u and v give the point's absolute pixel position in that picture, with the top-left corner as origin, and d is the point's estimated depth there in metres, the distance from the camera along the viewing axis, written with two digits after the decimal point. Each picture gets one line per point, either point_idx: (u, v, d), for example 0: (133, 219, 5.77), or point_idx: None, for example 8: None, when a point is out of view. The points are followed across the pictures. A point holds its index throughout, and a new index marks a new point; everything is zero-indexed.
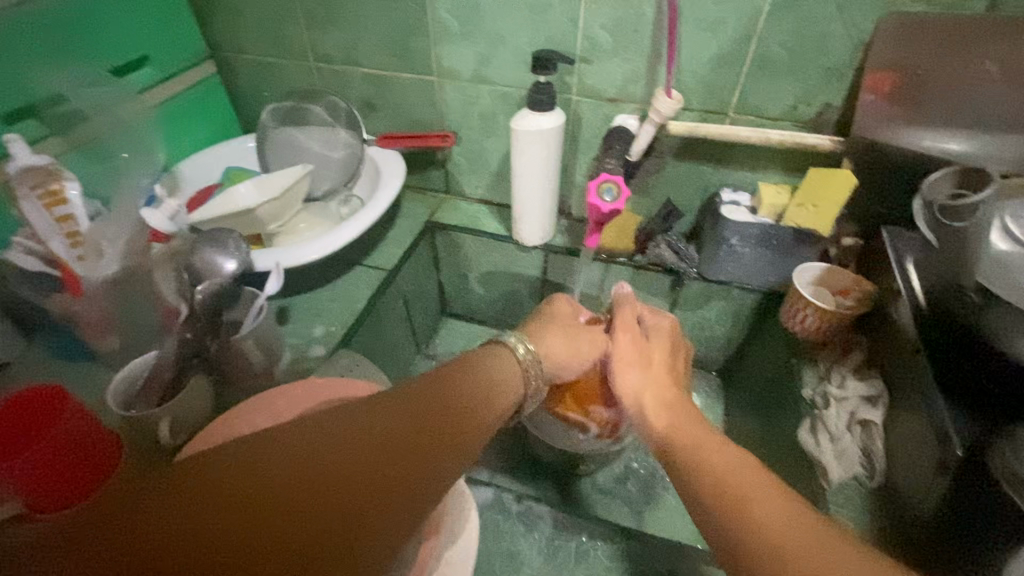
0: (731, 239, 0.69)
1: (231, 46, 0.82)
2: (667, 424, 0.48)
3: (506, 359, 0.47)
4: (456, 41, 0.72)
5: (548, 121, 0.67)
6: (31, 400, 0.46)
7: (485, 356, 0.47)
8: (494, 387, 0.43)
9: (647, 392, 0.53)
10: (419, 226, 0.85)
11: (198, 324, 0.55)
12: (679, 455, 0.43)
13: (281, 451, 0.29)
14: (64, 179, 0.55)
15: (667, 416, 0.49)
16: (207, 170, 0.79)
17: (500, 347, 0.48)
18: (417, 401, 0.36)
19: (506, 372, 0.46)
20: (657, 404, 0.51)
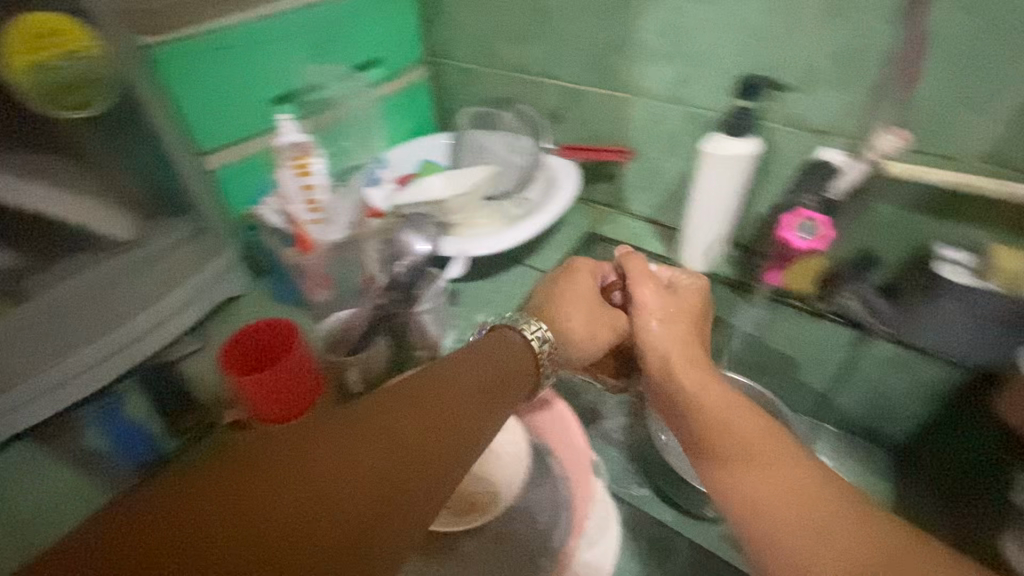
0: (941, 300, 0.61)
1: (445, 53, 0.92)
2: (742, 435, 0.45)
3: (515, 343, 0.50)
4: (656, 61, 0.73)
5: (742, 147, 0.65)
6: (267, 329, 0.56)
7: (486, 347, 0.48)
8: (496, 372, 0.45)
9: (674, 353, 0.54)
10: (581, 235, 0.87)
11: (392, 294, 0.63)
12: (759, 495, 0.42)
13: (291, 458, 0.32)
14: (312, 154, 0.65)
15: (739, 420, 0.47)
16: (408, 159, 0.90)
17: (513, 334, 0.51)
18: (417, 392, 0.39)
19: (513, 363, 0.48)
20: (702, 375, 0.52)
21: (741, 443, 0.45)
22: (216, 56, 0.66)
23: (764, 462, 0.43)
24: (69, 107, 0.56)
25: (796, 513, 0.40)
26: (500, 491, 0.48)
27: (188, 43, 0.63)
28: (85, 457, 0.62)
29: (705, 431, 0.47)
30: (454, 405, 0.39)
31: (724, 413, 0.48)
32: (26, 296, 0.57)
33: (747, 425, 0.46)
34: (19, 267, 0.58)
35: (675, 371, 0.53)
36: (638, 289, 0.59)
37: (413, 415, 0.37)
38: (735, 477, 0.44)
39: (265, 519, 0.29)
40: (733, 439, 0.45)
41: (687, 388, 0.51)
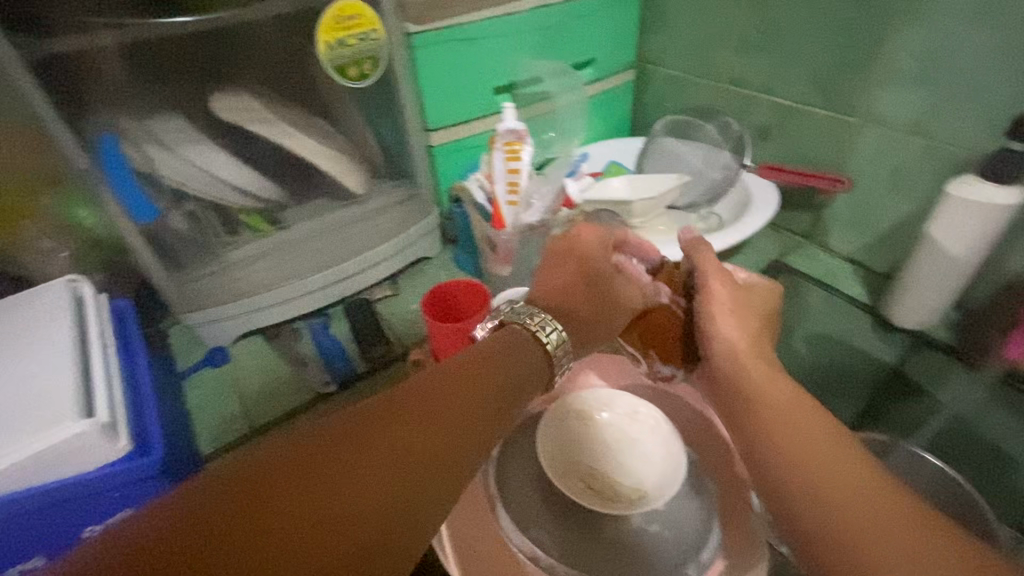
0: None
1: (655, 59, 0.93)
2: (785, 413, 0.45)
3: (522, 348, 0.48)
4: (903, 86, 0.65)
5: (1003, 197, 0.56)
6: (463, 288, 0.64)
7: (500, 351, 0.46)
8: (511, 378, 0.44)
9: (742, 351, 0.50)
10: (765, 262, 0.81)
11: None
12: (803, 469, 0.42)
13: (309, 464, 0.32)
14: (524, 141, 0.72)
15: (786, 404, 0.46)
16: (598, 159, 0.93)
17: (522, 337, 0.48)
18: (436, 398, 0.39)
19: (527, 366, 0.47)
20: (767, 373, 0.49)
21: (784, 421, 0.45)
22: (461, 46, 0.75)
23: (813, 453, 0.42)
24: (351, 78, 0.68)
25: (843, 490, 0.39)
26: (646, 489, 0.50)
27: (443, 33, 0.73)
28: (297, 356, 0.75)
29: (754, 412, 0.47)
30: (457, 420, 0.38)
31: (775, 396, 0.47)
32: (285, 225, 0.75)
33: (796, 410, 0.45)
34: (279, 203, 0.74)
35: (743, 360, 0.50)
36: (706, 282, 0.54)
37: (426, 423, 0.37)
38: (781, 451, 0.43)
39: (276, 566, 0.28)
40: (780, 421, 0.45)
41: (750, 378, 0.49)
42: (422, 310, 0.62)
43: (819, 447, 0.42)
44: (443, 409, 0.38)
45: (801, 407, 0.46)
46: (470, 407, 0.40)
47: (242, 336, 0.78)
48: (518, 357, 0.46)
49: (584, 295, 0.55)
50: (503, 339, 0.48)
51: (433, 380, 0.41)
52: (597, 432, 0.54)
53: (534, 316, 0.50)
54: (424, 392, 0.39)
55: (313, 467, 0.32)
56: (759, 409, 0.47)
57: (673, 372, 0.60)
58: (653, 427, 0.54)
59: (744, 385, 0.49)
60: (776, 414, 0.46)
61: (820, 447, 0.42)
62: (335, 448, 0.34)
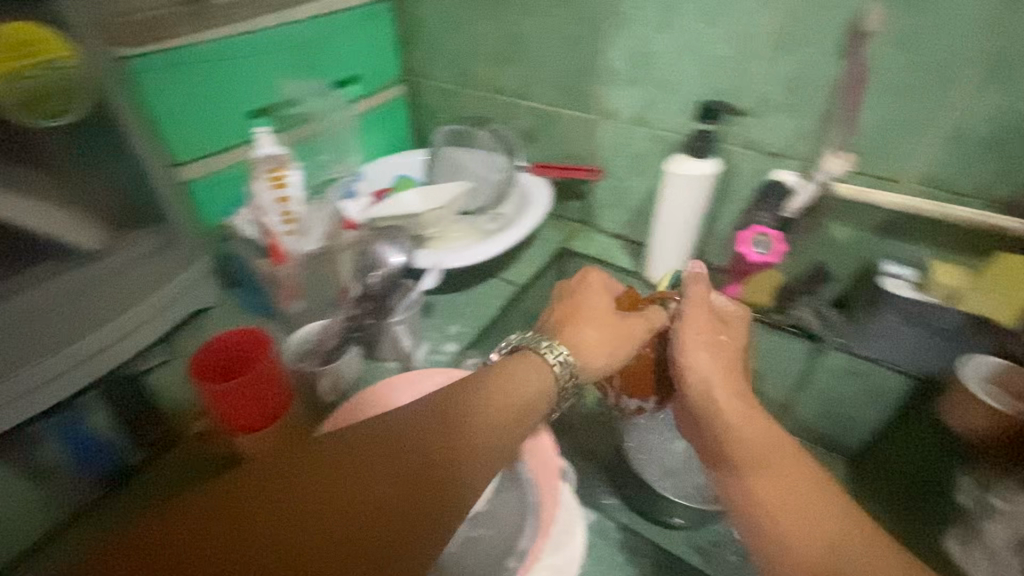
0: (890, 313, 0.65)
1: (422, 73, 0.94)
2: (771, 466, 0.49)
3: (517, 373, 0.48)
4: (623, 85, 0.77)
5: (705, 168, 0.69)
6: (242, 336, 0.56)
7: (512, 368, 0.49)
8: (511, 404, 0.46)
9: (717, 383, 0.53)
10: (552, 249, 0.90)
11: (365, 304, 0.64)
12: (782, 514, 0.46)
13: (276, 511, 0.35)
14: (289, 167, 0.66)
15: (755, 425, 0.52)
16: (383, 175, 0.91)
17: (528, 360, 0.51)
18: (413, 446, 0.40)
19: (534, 383, 0.49)
20: (745, 411, 0.52)
21: (763, 467, 0.49)
22: (193, 69, 0.66)
23: (783, 474, 0.48)
24: (48, 114, 0.54)
25: (820, 533, 0.44)
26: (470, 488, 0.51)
27: (166, 56, 0.63)
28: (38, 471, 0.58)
29: (744, 464, 0.51)
30: (415, 472, 0.39)
31: (751, 437, 0.51)
32: None
33: (766, 447, 0.50)
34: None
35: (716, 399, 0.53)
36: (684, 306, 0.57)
37: (390, 483, 0.38)
38: (760, 499, 0.48)
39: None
40: (757, 463, 0.50)
41: (726, 424, 0.52)
42: (194, 376, 0.53)
43: (787, 466, 0.48)
44: (415, 464, 0.39)
45: (767, 422, 0.52)
46: (447, 459, 0.40)
47: None
48: (524, 373, 0.49)
49: (587, 321, 0.55)
50: (519, 358, 0.51)
51: (428, 420, 0.42)
52: None
53: (548, 346, 0.52)
54: (346, 466, 0.38)
55: (284, 509, 0.35)
56: (724, 419, 0.52)
57: (643, 403, 0.65)
58: None
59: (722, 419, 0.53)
60: (742, 429, 0.51)
61: (787, 467, 0.48)
62: (305, 494, 0.36)
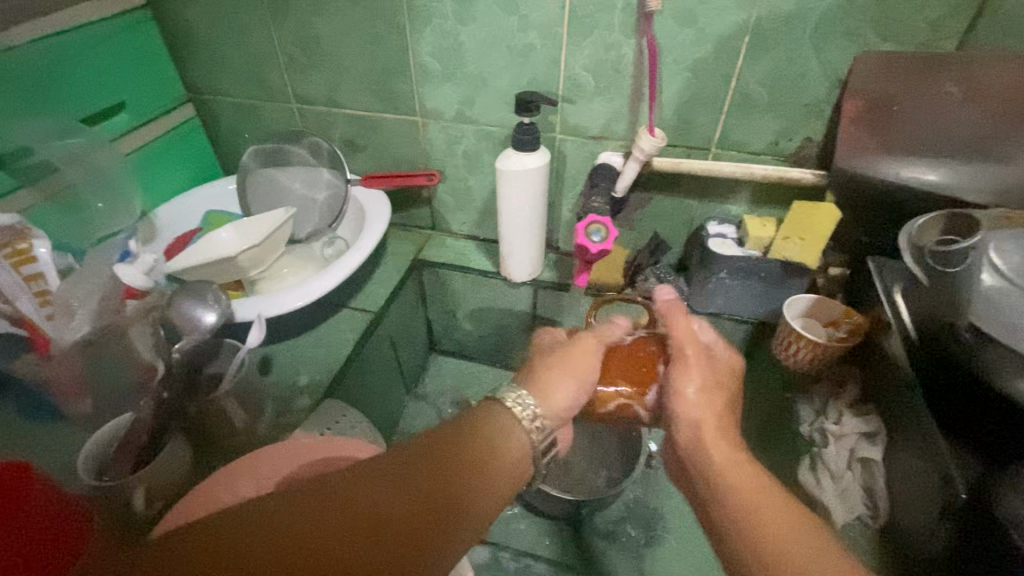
0: (720, 272, 0.70)
1: (210, 89, 0.81)
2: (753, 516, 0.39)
3: (506, 419, 0.43)
4: (438, 82, 0.72)
5: (534, 160, 0.67)
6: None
7: (491, 417, 0.43)
8: (493, 465, 0.40)
9: (701, 425, 0.45)
10: (405, 265, 0.84)
11: (176, 381, 0.54)
12: (758, 536, 0.38)
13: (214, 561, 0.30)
14: (32, 237, 0.52)
15: (735, 466, 0.43)
16: (187, 213, 0.77)
17: (499, 406, 0.44)
18: (378, 511, 0.34)
19: (510, 433, 0.43)
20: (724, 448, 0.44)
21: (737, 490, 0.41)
22: None
23: (768, 514, 0.39)
24: None
25: None
26: None
27: None
28: None
29: (714, 495, 0.42)
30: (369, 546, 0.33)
31: (725, 465, 0.43)
32: None
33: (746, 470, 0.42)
34: None
35: (694, 441, 0.45)
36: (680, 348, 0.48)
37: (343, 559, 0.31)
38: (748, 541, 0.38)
39: None
40: (735, 491, 0.41)
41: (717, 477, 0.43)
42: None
43: (771, 507, 0.39)
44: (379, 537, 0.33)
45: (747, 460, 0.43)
46: (415, 532, 0.34)
47: None
48: (504, 426, 0.43)
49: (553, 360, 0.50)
50: (493, 409, 0.44)
51: (405, 475, 0.36)
52: None
53: (511, 393, 0.45)
54: (393, 492, 0.35)
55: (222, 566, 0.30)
56: (716, 466, 0.43)
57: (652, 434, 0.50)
58: None
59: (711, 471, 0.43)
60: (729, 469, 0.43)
61: (773, 507, 0.39)
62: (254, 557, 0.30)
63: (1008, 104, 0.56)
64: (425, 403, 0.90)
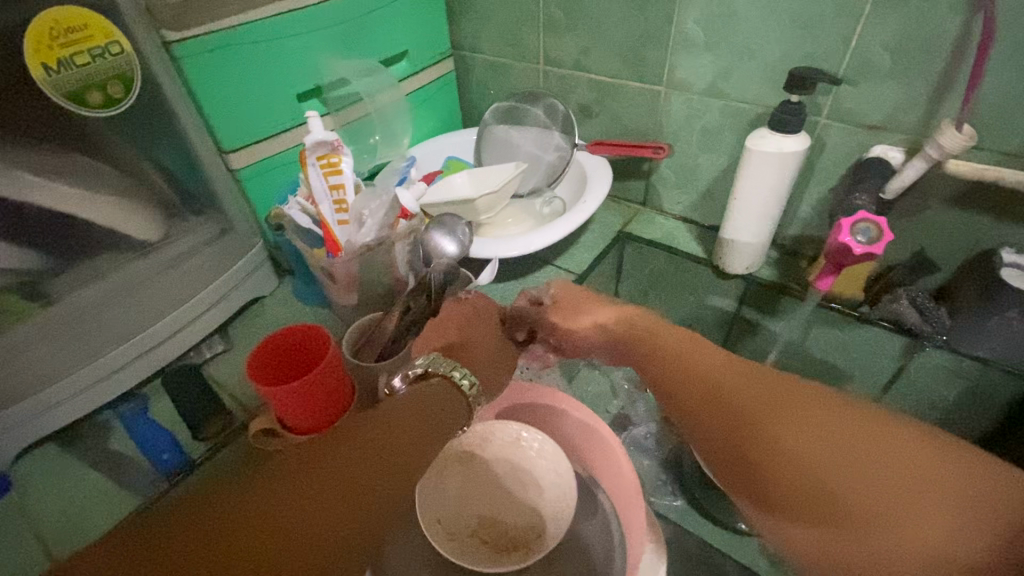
0: (1009, 310, 0.56)
1: (471, 45, 0.89)
2: (775, 412, 0.43)
3: (440, 388, 0.47)
4: (695, 52, 0.69)
5: (791, 144, 0.61)
6: (294, 332, 0.53)
7: (431, 398, 0.46)
8: (433, 421, 0.44)
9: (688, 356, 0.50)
10: (611, 234, 0.84)
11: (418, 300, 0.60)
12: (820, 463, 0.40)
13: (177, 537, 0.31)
14: (343, 153, 0.64)
15: (754, 389, 0.45)
16: (435, 157, 0.88)
17: (440, 382, 0.47)
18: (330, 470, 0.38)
19: (438, 399, 0.46)
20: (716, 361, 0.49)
21: (824, 467, 0.40)
22: (242, 51, 0.63)
23: (780, 402, 0.44)
24: (94, 105, 0.53)
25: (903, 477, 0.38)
26: (545, 517, 0.48)
27: (212, 39, 0.59)
28: (109, 457, 0.59)
29: (729, 409, 0.45)
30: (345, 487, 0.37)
31: (729, 384, 0.46)
32: (51, 299, 0.55)
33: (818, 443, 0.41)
34: (35, 272, 0.54)
35: (697, 375, 0.48)
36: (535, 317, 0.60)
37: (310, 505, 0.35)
38: (786, 443, 0.41)
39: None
40: (767, 430, 0.43)
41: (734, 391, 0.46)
42: (248, 376, 0.49)
43: (781, 398, 0.44)
44: (346, 492, 0.37)
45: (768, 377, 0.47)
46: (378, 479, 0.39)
47: (29, 448, 0.59)
48: (433, 391, 0.46)
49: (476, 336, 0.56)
50: (431, 385, 0.47)
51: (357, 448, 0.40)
52: (489, 467, 0.50)
53: (454, 369, 0.48)
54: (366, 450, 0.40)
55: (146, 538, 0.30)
56: (730, 382, 0.46)
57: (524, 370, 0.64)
58: (539, 452, 0.50)
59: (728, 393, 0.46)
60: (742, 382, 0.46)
61: (783, 398, 0.44)
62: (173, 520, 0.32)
63: None
64: None
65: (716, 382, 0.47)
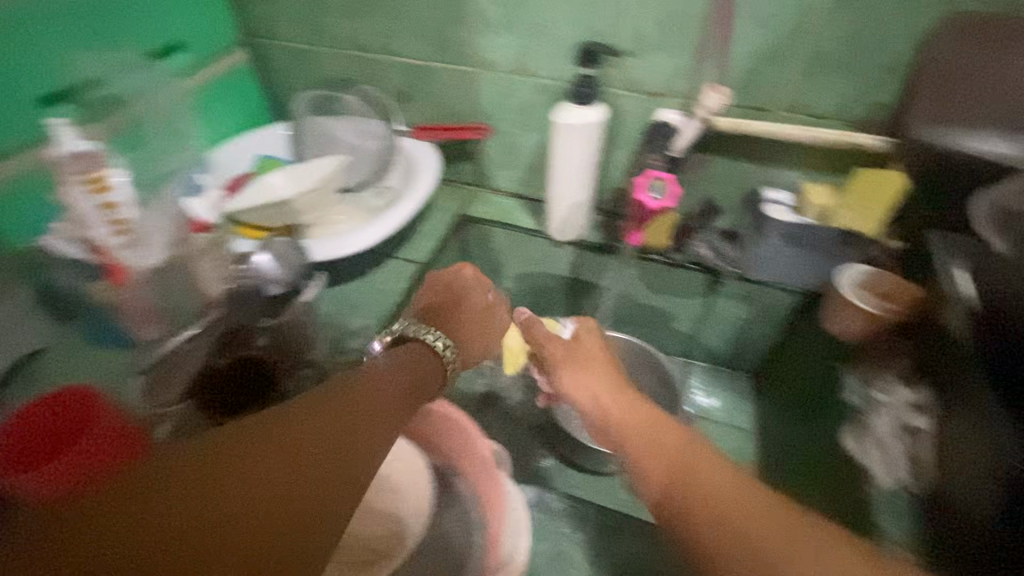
0: (775, 239, 0.68)
1: (267, 32, 0.81)
2: (661, 454, 0.46)
3: (420, 354, 0.48)
4: (496, 30, 0.71)
5: (591, 115, 0.66)
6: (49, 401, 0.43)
7: (412, 362, 0.46)
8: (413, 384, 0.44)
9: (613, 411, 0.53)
10: (451, 218, 0.83)
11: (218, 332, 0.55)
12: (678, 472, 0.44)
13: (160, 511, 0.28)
14: (109, 169, 0.51)
15: (651, 428, 0.49)
16: (241, 159, 0.79)
17: (418, 347, 0.48)
18: (311, 429, 0.34)
19: (420, 370, 0.46)
20: (623, 403, 0.53)
21: (683, 484, 0.43)
22: None
23: (670, 443, 0.47)
24: None
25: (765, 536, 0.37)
26: (408, 520, 0.47)
27: None
28: None
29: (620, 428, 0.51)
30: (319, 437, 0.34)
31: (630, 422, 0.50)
32: None
33: (693, 496, 0.42)
34: None
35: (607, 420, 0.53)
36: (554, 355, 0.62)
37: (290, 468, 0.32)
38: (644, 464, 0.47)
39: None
40: (655, 462, 0.46)
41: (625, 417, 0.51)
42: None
43: (688, 452, 0.45)
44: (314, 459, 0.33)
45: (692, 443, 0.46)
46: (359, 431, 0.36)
47: None
48: (409, 360, 0.46)
49: (464, 313, 0.58)
50: (410, 351, 0.48)
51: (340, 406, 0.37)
52: None
53: (430, 334, 0.49)
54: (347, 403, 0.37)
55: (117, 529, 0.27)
56: (635, 424, 0.50)
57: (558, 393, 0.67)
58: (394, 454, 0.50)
59: (628, 436, 0.50)
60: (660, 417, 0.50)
61: (689, 452, 0.45)
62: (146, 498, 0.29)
63: None
64: None
65: (623, 422, 0.51)
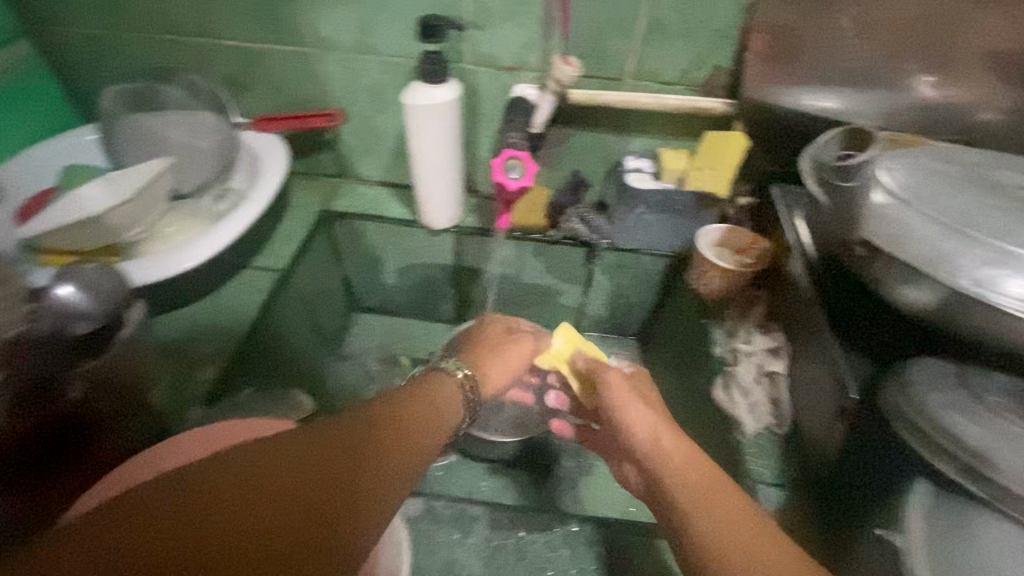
0: (639, 207, 0.70)
1: (52, 15, 0.68)
2: (693, 484, 0.43)
3: (442, 384, 0.49)
4: (330, 6, 0.64)
5: (442, 93, 0.62)
6: None
7: (429, 392, 0.47)
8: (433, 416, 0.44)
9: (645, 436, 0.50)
10: (312, 217, 0.76)
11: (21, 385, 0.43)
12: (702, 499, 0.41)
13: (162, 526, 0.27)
14: None
15: (685, 464, 0.45)
16: (43, 170, 0.66)
17: (443, 376, 0.51)
18: (326, 460, 0.33)
19: (440, 401, 0.46)
20: (678, 441, 0.48)
21: (699, 498, 0.42)
22: None
23: (692, 459, 0.46)
24: None
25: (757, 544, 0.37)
26: None
27: None
28: None
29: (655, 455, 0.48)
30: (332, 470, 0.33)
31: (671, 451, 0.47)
32: None
33: (711, 525, 0.39)
34: None
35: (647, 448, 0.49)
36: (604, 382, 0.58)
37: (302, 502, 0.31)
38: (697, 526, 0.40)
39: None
40: (690, 488, 0.43)
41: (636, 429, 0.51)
42: None
43: (710, 480, 0.43)
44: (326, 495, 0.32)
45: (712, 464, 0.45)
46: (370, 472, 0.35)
47: None
48: (431, 390, 0.47)
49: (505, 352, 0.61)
50: (432, 379, 0.49)
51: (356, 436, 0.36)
52: None
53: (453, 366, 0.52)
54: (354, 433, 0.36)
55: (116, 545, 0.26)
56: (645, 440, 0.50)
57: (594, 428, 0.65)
58: None
59: (651, 455, 0.48)
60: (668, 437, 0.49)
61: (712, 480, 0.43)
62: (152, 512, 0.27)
63: (899, 24, 0.58)
64: (352, 362, 0.84)
65: (654, 450, 0.49)
